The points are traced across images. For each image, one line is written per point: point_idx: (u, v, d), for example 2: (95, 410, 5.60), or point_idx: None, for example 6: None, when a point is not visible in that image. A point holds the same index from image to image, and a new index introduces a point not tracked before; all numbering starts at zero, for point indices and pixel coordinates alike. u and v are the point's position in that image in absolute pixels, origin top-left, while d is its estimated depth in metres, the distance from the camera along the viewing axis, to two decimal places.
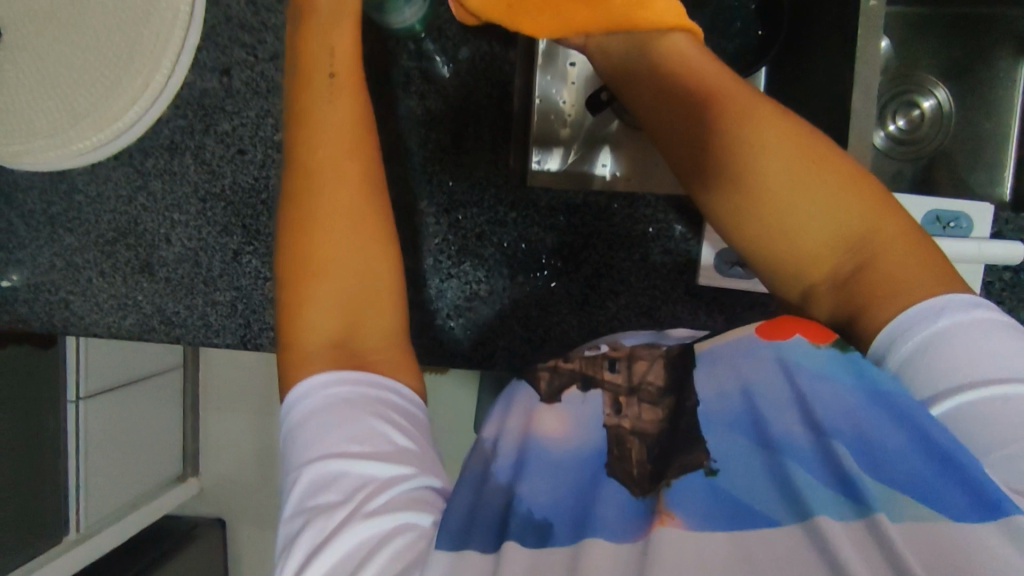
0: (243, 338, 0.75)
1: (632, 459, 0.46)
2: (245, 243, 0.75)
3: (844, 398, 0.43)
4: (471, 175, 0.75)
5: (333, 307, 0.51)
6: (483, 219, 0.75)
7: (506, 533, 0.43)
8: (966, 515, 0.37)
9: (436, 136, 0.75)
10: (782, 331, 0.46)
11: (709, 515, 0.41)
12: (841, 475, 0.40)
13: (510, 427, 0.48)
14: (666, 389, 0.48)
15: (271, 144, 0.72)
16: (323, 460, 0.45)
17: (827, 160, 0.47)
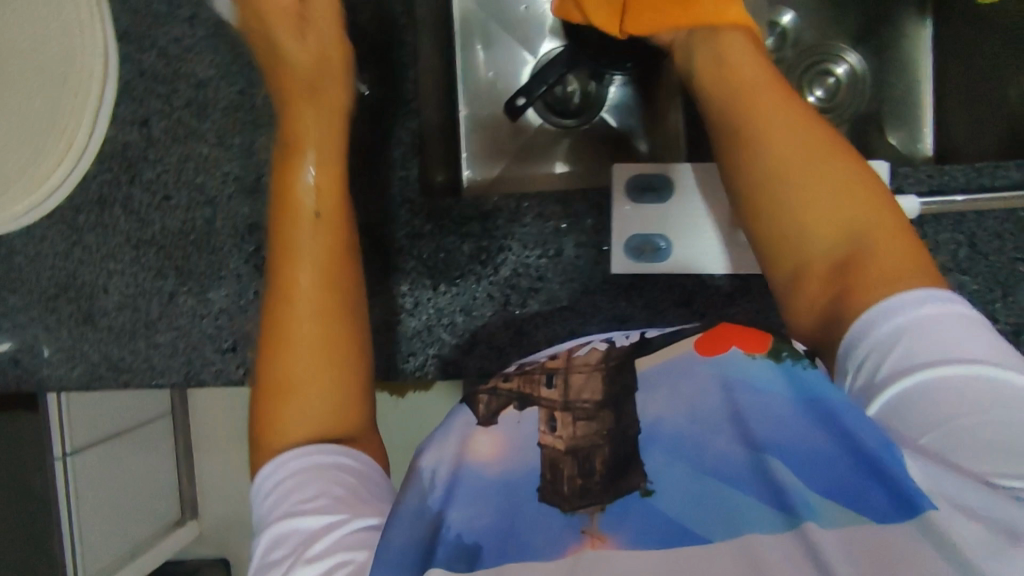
0: (188, 380, 0.68)
1: (564, 477, 0.36)
2: (181, 285, 0.68)
3: (773, 405, 0.35)
4: (377, 178, 0.66)
5: (303, 344, 0.46)
6: (399, 232, 0.65)
7: (431, 561, 0.34)
8: (887, 518, 0.31)
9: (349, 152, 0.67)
10: (714, 345, 0.37)
11: (644, 535, 0.33)
12: (774, 488, 0.33)
13: (439, 458, 0.37)
14: (604, 401, 0.37)
15: (206, 187, 0.68)
16: (275, 520, 0.40)
17: (839, 160, 0.42)
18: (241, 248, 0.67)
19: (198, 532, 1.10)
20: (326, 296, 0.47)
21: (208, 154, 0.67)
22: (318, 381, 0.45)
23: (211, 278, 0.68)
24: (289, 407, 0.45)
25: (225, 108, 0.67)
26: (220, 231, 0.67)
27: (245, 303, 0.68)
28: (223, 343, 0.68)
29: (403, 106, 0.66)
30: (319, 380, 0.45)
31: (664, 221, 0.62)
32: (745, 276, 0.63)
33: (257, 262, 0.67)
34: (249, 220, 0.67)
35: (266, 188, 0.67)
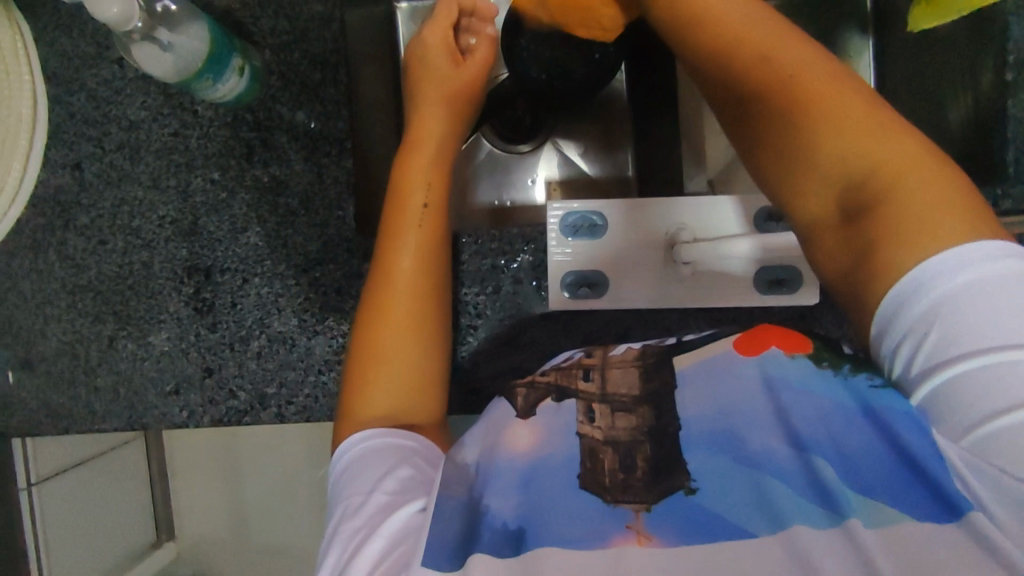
0: (131, 424, 0.67)
1: (605, 469, 0.41)
2: (121, 329, 0.67)
3: (825, 408, 0.40)
4: (315, 217, 0.66)
5: (405, 326, 0.53)
6: (340, 272, 0.65)
7: (476, 544, 0.39)
8: (928, 515, 0.35)
9: (285, 199, 0.66)
10: (755, 345, 0.44)
11: (680, 531, 0.37)
12: (817, 483, 0.38)
13: (479, 450, 0.44)
14: (640, 397, 0.43)
15: (139, 231, 0.67)
16: (352, 499, 0.42)
17: (874, 117, 0.43)
18: (180, 290, 0.67)
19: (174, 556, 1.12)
20: (417, 296, 0.54)
21: (142, 196, 0.67)
22: (398, 367, 0.52)
23: (151, 322, 0.67)
24: (375, 386, 0.51)
25: (159, 150, 0.66)
26: (159, 274, 0.67)
27: (187, 346, 0.67)
28: (166, 386, 0.67)
29: (336, 143, 0.66)
30: (400, 367, 0.52)
31: (600, 257, 0.63)
32: (683, 306, 0.63)
33: (197, 304, 0.67)
34: (187, 262, 0.66)
35: (205, 230, 0.66)
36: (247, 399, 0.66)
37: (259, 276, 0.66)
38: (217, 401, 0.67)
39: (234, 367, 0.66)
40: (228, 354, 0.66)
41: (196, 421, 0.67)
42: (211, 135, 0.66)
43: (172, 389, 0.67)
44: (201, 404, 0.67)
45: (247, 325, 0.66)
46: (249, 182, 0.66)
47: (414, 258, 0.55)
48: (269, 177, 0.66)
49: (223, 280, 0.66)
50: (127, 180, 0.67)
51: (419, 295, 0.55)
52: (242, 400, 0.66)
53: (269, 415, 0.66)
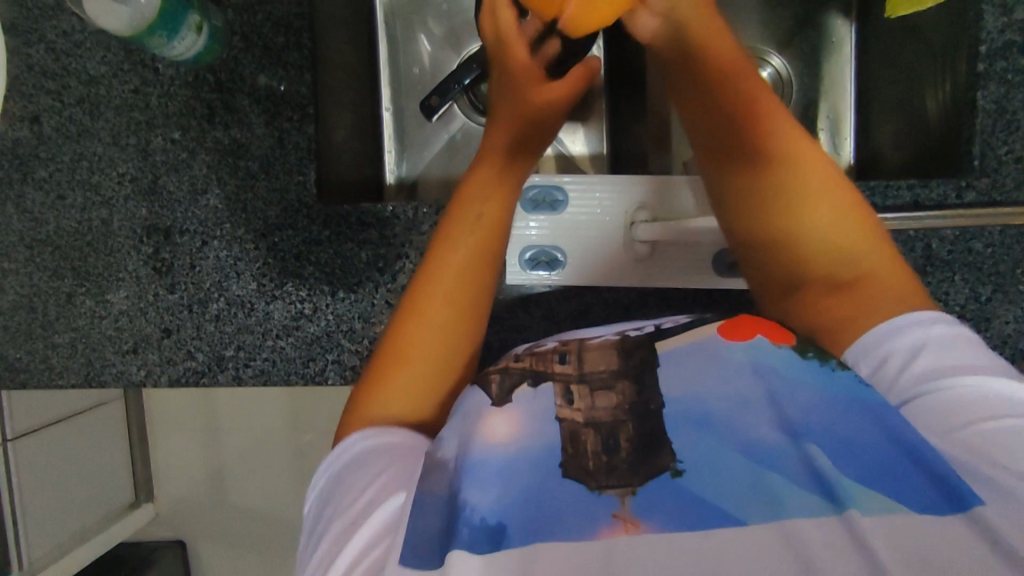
0: (89, 380, 0.68)
1: (587, 453, 0.45)
2: (79, 285, 0.67)
3: (809, 398, 0.45)
4: (275, 182, 0.65)
5: (441, 327, 0.54)
6: (298, 239, 0.65)
7: (454, 539, 0.41)
8: (934, 506, 0.39)
9: (245, 163, 0.65)
10: (740, 331, 0.49)
11: (672, 513, 0.41)
12: (815, 472, 0.42)
13: (455, 442, 0.46)
14: (620, 372, 0.47)
15: (97, 188, 0.66)
16: (342, 494, 0.46)
17: (833, 198, 0.55)
18: (140, 249, 0.66)
19: (154, 514, 1.25)
20: (470, 274, 0.56)
21: (102, 152, 0.66)
22: (443, 343, 0.54)
23: (110, 280, 0.67)
24: (415, 355, 0.53)
25: (120, 107, 0.66)
26: (119, 232, 0.66)
27: (145, 305, 0.67)
28: (123, 344, 0.67)
29: (298, 109, 0.65)
30: (442, 345, 0.54)
31: (561, 232, 0.63)
32: (641, 287, 0.63)
33: (156, 264, 0.66)
34: (147, 221, 0.66)
35: (165, 190, 0.66)
36: (204, 360, 0.67)
37: (218, 240, 0.66)
38: (174, 361, 0.67)
39: (192, 329, 0.67)
40: (186, 316, 0.67)
41: (153, 379, 0.68)
42: (172, 94, 0.65)
43: (129, 347, 0.67)
44: (158, 364, 0.67)
45: (205, 287, 0.66)
46: (210, 144, 0.65)
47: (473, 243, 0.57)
48: (229, 139, 0.65)
49: (183, 241, 0.66)
50: (85, 135, 0.66)
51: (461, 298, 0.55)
52: (200, 361, 0.67)
53: (225, 376, 0.67)
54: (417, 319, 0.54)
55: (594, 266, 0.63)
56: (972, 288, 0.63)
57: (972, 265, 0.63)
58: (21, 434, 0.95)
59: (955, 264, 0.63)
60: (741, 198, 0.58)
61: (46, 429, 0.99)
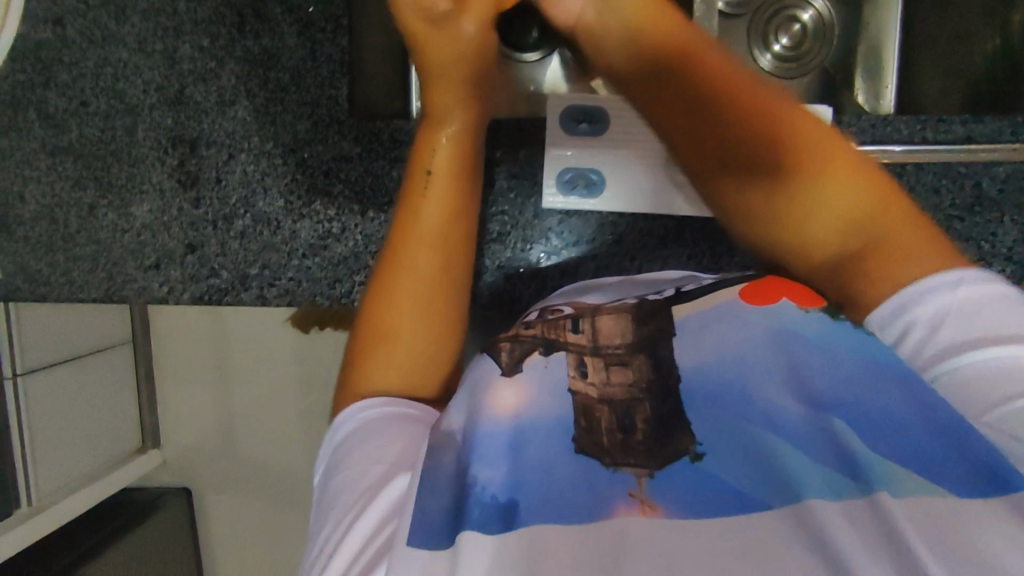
0: (110, 296, 0.66)
1: (603, 428, 0.37)
2: (101, 197, 0.66)
3: (842, 364, 0.37)
4: (306, 95, 0.63)
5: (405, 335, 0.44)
6: (329, 155, 0.63)
7: (465, 520, 0.34)
8: (969, 489, 0.30)
9: (275, 74, 0.63)
10: (762, 296, 0.41)
11: (689, 501, 0.33)
12: (839, 452, 0.34)
13: (463, 412, 0.39)
14: (635, 345, 0.40)
15: (122, 96, 0.64)
16: (343, 472, 0.37)
17: (820, 135, 0.42)
18: (164, 162, 0.65)
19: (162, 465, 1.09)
20: (442, 247, 0.47)
21: (127, 59, 0.64)
22: (432, 325, 0.45)
23: (133, 192, 0.65)
24: (387, 343, 0.44)
25: (146, 12, 0.63)
26: (143, 143, 0.65)
27: (169, 220, 0.65)
28: (146, 260, 0.66)
29: (331, 19, 0.62)
30: (426, 327, 0.44)
31: (601, 154, 0.61)
32: (678, 217, 0.62)
33: (180, 177, 0.65)
34: (172, 132, 0.64)
35: (191, 100, 0.64)
36: (228, 278, 0.65)
37: (245, 153, 0.64)
38: (197, 279, 0.66)
39: (217, 246, 0.65)
40: (210, 232, 0.65)
41: (175, 296, 0.66)
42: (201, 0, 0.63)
43: (152, 262, 0.66)
44: (181, 281, 0.66)
45: (230, 203, 0.64)
46: (238, 53, 0.63)
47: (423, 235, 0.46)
48: (259, 49, 0.63)
49: (209, 154, 0.64)
50: (112, 40, 0.64)
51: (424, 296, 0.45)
52: (223, 279, 0.65)
53: (249, 296, 0.65)
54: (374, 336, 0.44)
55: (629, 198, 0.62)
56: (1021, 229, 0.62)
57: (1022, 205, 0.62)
58: None
59: (1005, 203, 0.62)
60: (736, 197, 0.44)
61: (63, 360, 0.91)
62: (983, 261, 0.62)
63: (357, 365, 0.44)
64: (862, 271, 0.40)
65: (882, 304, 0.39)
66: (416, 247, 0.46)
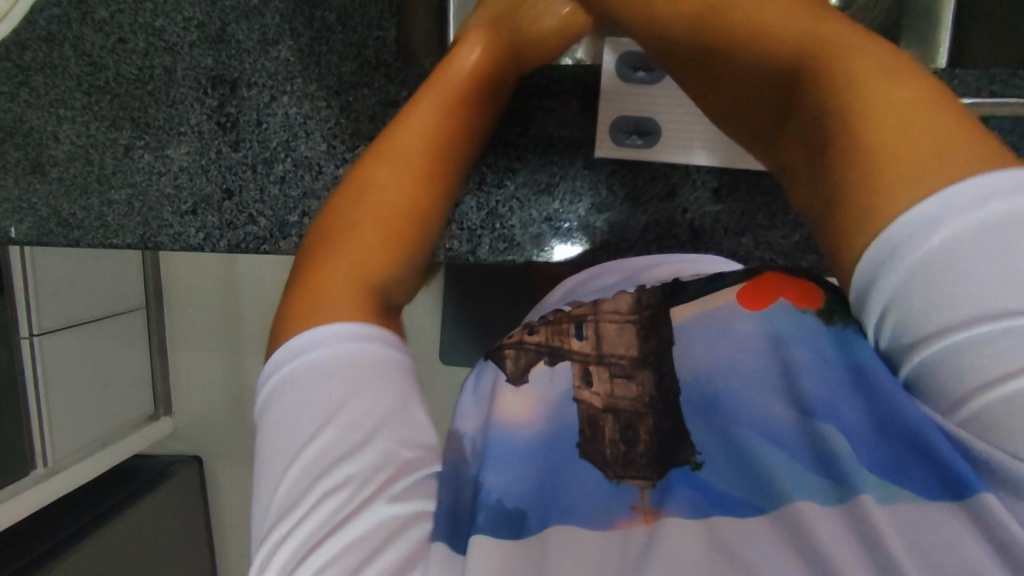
0: (144, 241, 0.65)
1: (605, 438, 0.34)
2: (139, 138, 0.64)
3: (822, 365, 0.31)
4: (352, 35, 0.61)
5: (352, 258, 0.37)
6: (374, 99, 0.61)
7: (472, 522, 0.30)
8: (938, 494, 0.26)
9: (321, 14, 0.61)
10: (759, 298, 0.35)
11: (687, 505, 0.30)
12: (821, 455, 0.29)
13: (475, 425, 0.36)
14: (639, 358, 0.37)
15: (162, 32, 0.62)
16: (320, 429, 0.30)
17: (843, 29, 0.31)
18: (204, 102, 0.63)
19: (172, 429, 1.18)
20: (425, 167, 0.41)
21: None
22: (382, 234, 0.38)
23: (171, 134, 0.63)
24: (346, 247, 0.37)
25: None
26: (182, 81, 0.62)
27: (207, 163, 0.63)
28: (182, 205, 0.64)
29: None
30: (380, 253, 0.38)
31: (652, 103, 0.59)
32: (733, 172, 0.61)
33: (220, 119, 0.63)
34: (213, 72, 0.62)
35: (233, 38, 0.62)
36: (266, 226, 0.63)
37: (288, 95, 0.62)
38: (235, 226, 0.64)
39: (255, 191, 0.63)
40: (249, 176, 0.63)
41: (212, 243, 0.64)
42: None
43: (189, 207, 0.64)
44: (218, 227, 0.64)
45: (271, 146, 0.63)
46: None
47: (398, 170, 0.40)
48: None
49: (250, 95, 0.62)
50: None
51: (377, 228, 0.38)
52: (261, 226, 0.63)
53: (288, 244, 0.64)
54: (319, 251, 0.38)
55: (682, 148, 0.59)
56: None
57: None
58: (49, 329, 0.94)
59: None
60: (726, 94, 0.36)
61: (85, 325, 1.01)
62: None
63: (313, 277, 0.36)
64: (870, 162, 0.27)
65: (872, 245, 0.27)
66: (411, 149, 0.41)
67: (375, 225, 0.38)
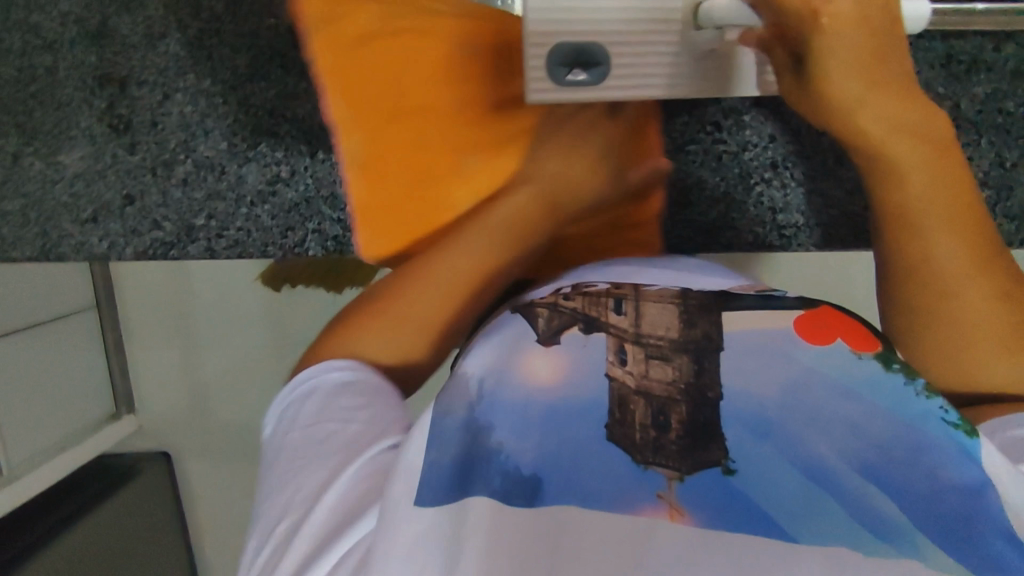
0: (45, 253, 0.62)
1: (635, 421, 0.33)
2: (25, 145, 0.60)
3: (877, 415, 0.32)
4: (243, 25, 0.58)
5: (420, 312, 0.44)
6: (272, 92, 0.58)
7: (473, 487, 0.31)
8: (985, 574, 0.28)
9: (208, 3, 0.58)
10: (822, 334, 0.35)
11: (719, 513, 0.30)
12: (870, 507, 0.30)
13: (489, 365, 0.36)
14: (679, 343, 0.36)
15: (41, 30, 0.59)
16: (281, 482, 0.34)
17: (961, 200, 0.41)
18: (92, 103, 0.59)
19: None
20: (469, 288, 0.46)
21: None
22: (458, 297, 0.45)
23: (61, 139, 0.60)
24: (415, 309, 0.44)
25: None
26: (66, 83, 0.59)
27: (103, 168, 0.60)
28: (82, 213, 0.61)
29: None
30: (437, 303, 0.45)
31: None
32: None
33: (112, 121, 0.60)
34: (98, 70, 0.59)
35: (116, 33, 0.58)
36: (172, 230, 0.61)
37: (181, 93, 0.59)
38: (139, 232, 0.61)
39: (157, 195, 0.61)
40: (149, 180, 0.60)
41: (118, 252, 0.62)
42: None
43: (89, 216, 0.61)
44: (121, 234, 0.61)
45: (170, 148, 0.60)
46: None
47: (438, 286, 0.45)
48: None
49: (141, 94, 0.59)
50: None
51: (431, 303, 0.45)
52: (167, 232, 0.61)
53: (197, 248, 0.62)
54: (385, 321, 0.44)
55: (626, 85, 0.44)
56: (998, 153, 0.60)
57: (1000, 127, 0.60)
58: None
59: (983, 126, 0.60)
60: (885, 181, 0.41)
61: None
62: None
63: (351, 338, 0.43)
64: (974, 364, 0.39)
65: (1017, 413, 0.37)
66: (428, 288, 0.45)
67: (428, 309, 0.45)
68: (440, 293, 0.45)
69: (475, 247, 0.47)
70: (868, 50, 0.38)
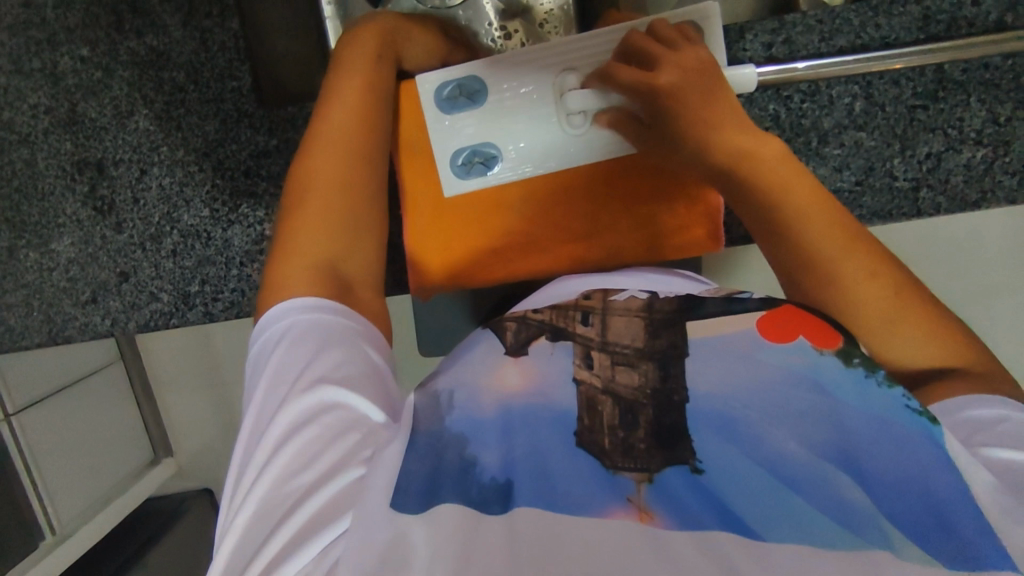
0: (53, 338, 0.63)
1: (604, 425, 0.33)
2: (17, 238, 0.62)
3: (842, 413, 0.32)
4: (206, 92, 0.58)
5: (319, 234, 0.43)
6: (245, 153, 0.59)
7: (440, 496, 0.31)
8: (951, 558, 0.26)
9: (170, 75, 0.58)
10: (783, 331, 0.35)
11: (689, 515, 0.29)
12: (834, 501, 0.29)
13: (461, 379, 0.37)
14: (645, 351, 0.35)
15: (13, 125, 0.60)
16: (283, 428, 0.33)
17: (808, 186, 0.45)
18: (74, 189, 0.60)
19: None
20: (337, 194, 0.45)
21: (7, 85, 0.59)
22: (334, 206, 0.44)
23: (50, 228, 0.61)
24: (308, 219, 0.44)
25: (13, 27, 0.59)
26: (47, 173, 0.60)
27: (94, 250, 0.61)
28: (81, 295, 0.62)
29: (215, 2, 0.57)
30: (336, 226, 0.44)
31: (494, 125, 0.58)
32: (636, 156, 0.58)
33: (95, 203, 0.61)
34: (75, 156, 0.60)
35: (86, 117, 0.59)
36: (169, 300, 0.62)
37: (157, 166, 0.60)
38: (139, 306, 0.62)
39: (150, 269, 0.62)
40: (140, 255, 0.61)
41: (121, 327, 0.63)
42: (68, 4, 0.58)
43: (88, 298, 0.62)
44: (122, 311, 0.62)
45: (154, 221, 0.61)
46: (125, 57, 0.58)
47: (325, 203, 0.44)
48: (146, 49, 0.58)
49: (119, 173, 0.60)
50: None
51: (327, 234, 0.44)
52: (165, 302, 0.62)
53: (195, 314, 0.62)
54: (288, 240, 0.43)
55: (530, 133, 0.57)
56: (990, 109, 0.58)
57: (988, 82, 0.57)
58: None
59: (969, 85, 0.58)
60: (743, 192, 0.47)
61: None
62: (951, 151, 0.59)
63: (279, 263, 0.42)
64: (892, 338, 0.38)
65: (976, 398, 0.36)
66: (311, 195, 0.45)
67: (326, 233, 0.44)
68: (338, 186, 0.45)
69: (333, 146, 0.47)
70: (696, 84, 0.50)
